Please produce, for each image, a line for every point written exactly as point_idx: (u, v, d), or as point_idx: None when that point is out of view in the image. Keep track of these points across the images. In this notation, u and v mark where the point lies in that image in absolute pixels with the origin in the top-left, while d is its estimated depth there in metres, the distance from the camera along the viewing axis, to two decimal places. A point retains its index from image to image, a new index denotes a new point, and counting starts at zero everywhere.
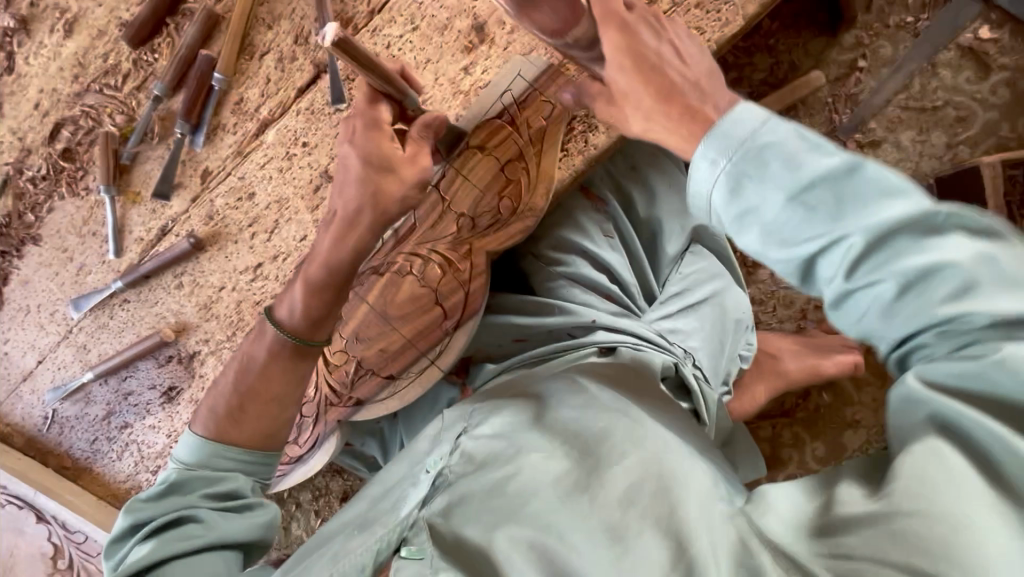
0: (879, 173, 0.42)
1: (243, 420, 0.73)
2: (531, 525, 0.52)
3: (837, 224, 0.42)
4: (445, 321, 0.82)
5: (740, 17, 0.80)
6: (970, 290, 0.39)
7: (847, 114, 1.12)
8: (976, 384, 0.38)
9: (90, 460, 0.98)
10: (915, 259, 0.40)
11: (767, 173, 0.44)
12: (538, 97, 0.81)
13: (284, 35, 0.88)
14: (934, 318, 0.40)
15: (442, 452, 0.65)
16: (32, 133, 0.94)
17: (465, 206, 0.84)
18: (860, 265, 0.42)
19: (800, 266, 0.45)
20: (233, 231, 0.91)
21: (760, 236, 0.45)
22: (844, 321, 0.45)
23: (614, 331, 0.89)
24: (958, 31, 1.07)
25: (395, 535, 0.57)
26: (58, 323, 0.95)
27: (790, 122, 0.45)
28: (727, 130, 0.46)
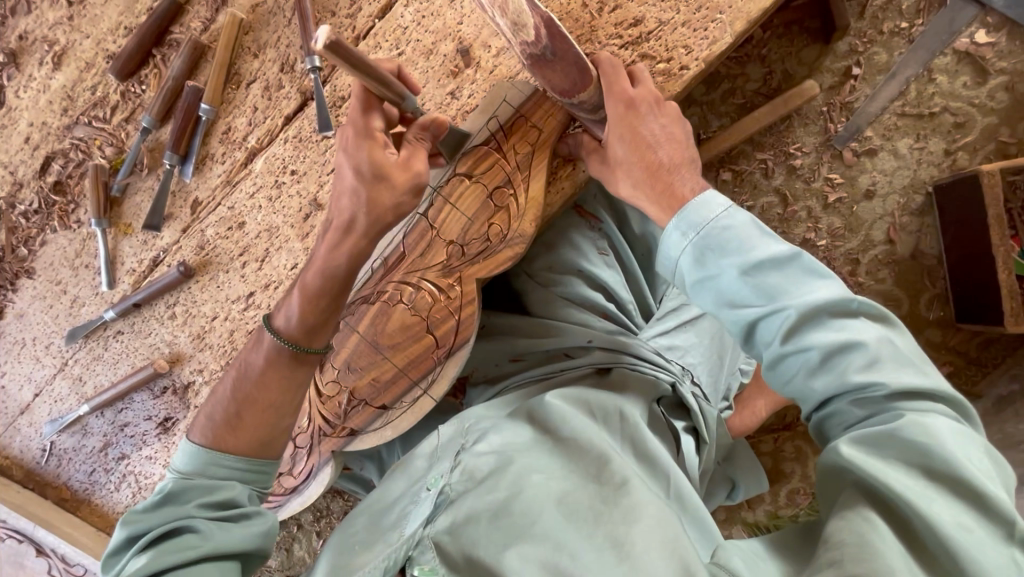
0: (811, 263, 0.53)
1: (242, 432, 0.72)
2: (541, 543, 0.55)
3: (777, 299, 0.52)
4: (436, 351, 0.83)
5: (727, 34, 0.79)
6: (873, 361, 0.49)
7: (843, 122, 1.10)
8: (884, 436, 0.46)
9: (90, 491, 0.98)
10: (832, 332, 0.50)
11: (729, 251, 0.54)
12: (523, 122, 0.80)
13: (270, 63, 0.88)
14: (846, 382, 0.49)
15: (442, 470, 0.65)
16: (23, 167, 0.94)
17: (454, 233, 0.84)
18: (794, 332, 0.51)
19: (745, 330, 0.54)
20: (224, 261, 0.91)
21: (716, 299, 0.56)
22: (776, 380, 0.54)
23: (611, 351, 0.87)
24: (956, 35, 1.05)
25: (402, 553, 0.59)
26: (54, 355, 0.95)
27: (749, 215, 0.56)
28: (695, 211, 0.57)
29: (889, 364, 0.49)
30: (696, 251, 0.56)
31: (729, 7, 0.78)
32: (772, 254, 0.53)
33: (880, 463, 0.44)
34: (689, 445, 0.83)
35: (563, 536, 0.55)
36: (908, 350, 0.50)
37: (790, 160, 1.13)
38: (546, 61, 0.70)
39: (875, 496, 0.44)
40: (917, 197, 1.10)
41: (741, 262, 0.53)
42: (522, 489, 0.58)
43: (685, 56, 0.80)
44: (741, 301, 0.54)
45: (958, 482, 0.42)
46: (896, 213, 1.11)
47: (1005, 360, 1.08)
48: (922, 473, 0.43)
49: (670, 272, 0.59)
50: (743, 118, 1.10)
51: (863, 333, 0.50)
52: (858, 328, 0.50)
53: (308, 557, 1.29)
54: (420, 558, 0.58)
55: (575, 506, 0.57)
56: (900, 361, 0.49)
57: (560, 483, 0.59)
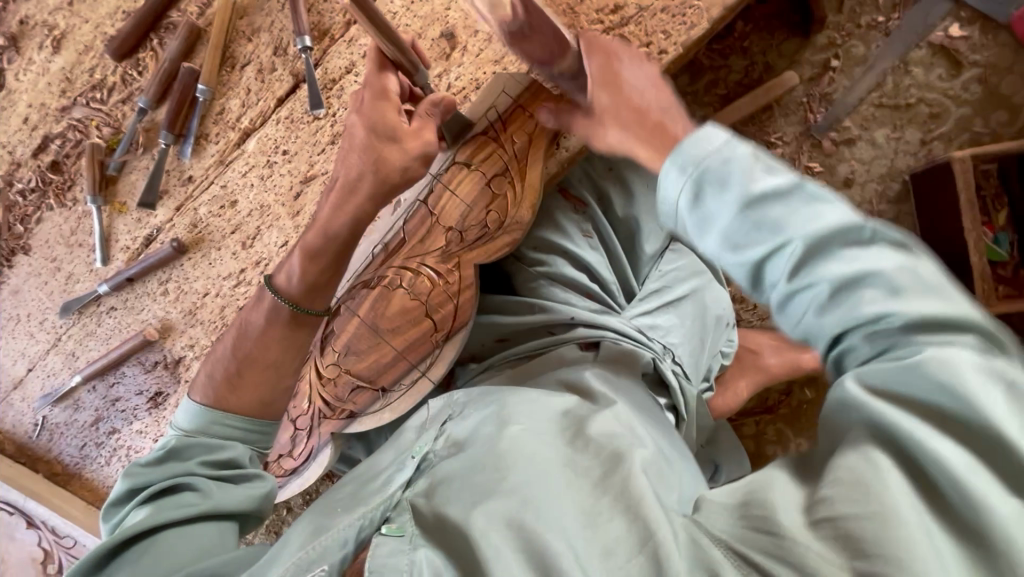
0: (819, 193, 0.44)
1: (244, 387, 0.75)
2: (507, 497, 0.52)
3: (783, 234, 0.43)
4: (435, 334, 0.85)
5: (705, 20, 0.82)
6: (897, 290, 0.40)
7: (823, 112, 1.14)
8: (890, 372, 0.39)
9: (80, 466, 0.99)
10: (847, 264, 0.42)
11: (733, 180, 0.45)
12: (521, 111, 0.83)
13: (264, 47, 0.91)
14: (859, 322, 0.41)
15: (427, 439, 0.68)
16: (21, 147, 0.97)
17: (453, 219, 0.87)
18: (801, 271, 0.43)
19: (751, 275, 0.47)
20: (217, 238, 0.93)
21: (715, 242, 0.47)
22: (788, 322, 0.46)
23: (594, 327, 0.90)
24: (930, 29, 1.09)
25: (376, 513, 0.58)
26: (48, 331, 0.97)
27: (753, 146, 0.47)
28: (695, 137, 0.48)
29: (913, 288, 0.40)
30: (691, 188, 0.47)
31: None
32: (778, 187, 0.44)
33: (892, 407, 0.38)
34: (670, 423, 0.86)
35: (529, 497, 0.51)
36: (934, 288, 0.40)
37: (771, 150, 1.16)
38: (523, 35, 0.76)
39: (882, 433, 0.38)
40: (893, 185, 1.13)
41: (734, 197, 0.45)
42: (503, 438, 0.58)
43: (664, 41, 0.83)
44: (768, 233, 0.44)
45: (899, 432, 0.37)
46: (874, 201, 1.14)
47: None
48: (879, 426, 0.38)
49: (664, 214, 0.50)
50: (725, 108, 1.14)
51: (879, 258, 0.41)
52: (877, 256, 0.41)
53: None
54: (395, 519, 0.57)
55: (552, 474, 0.53)
56: (925, 301, 0.40)
57: (548, 454, 0.56)
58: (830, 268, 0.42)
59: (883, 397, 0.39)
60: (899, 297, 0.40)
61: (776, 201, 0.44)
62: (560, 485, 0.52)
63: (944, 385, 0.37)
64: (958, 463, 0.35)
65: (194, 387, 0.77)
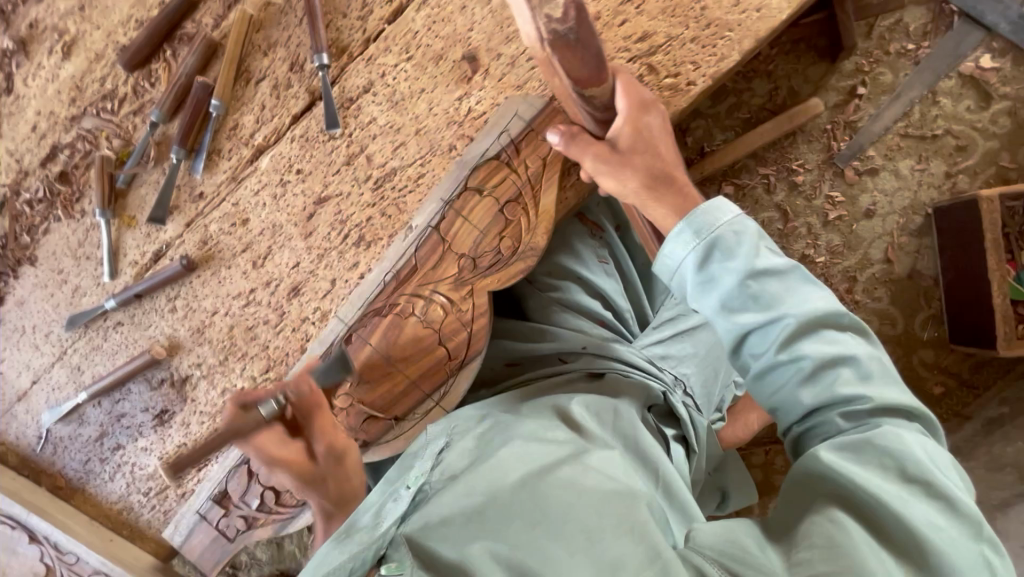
0: (804, 277, 0.62)
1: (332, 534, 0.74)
2: (510, 537, 0.54)
3: (777, 307, 0.60)
4: (448, 363, 0.82)
5: (735, 52, 0.81)
6: (861, 375, 0.57)
7: (846, 141, 1.11)
8: (855, 443, 0.54)
9: (83, 480, 0.97)
10: (824, 344, 0.59)
11: (747, 261, 0.62)
12: (536, 135, 0.82)
13: (280, 62, 0.89)
14: (819, 388, 0.58)
15: (421, 469, 0.67)
16: (29, 155, 0.95)
17: (466, 246, 0.83)
18: (788, 343, 0.59)
19: (740, 340, 0.62)
20: (227, 256, 0.91)
21: (719, 304, 0.63)
22: (764, 387, 0.63)
23: (604, 357, 0.88)
24: (959, 59, 1.07)
25: (372, 549, 0.58)
26: (53, 344, 0.96)
27: (755, 225, 0.65)
28: (711, 212, 0.65)
29: (868, 370, 0.58)
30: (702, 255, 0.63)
31: (738, 26, 0.81)
32: (776, 267, 0.62)
33: (858, 467, 0.52)
34: (680, 456, 0.82)
35: (531, 541, 0.54)
36: (887, 367, 0.59)
37: (792, 177, 1.13)
38: (566, 44, 0.64)
39: (847, 501, 0.51)
40: (916, 218, 1.11)
41: (745, 267, 0.61)
42: (497, 473, 0.60)
43: (692, 71, 0.81)
44: (764, 306, 0.61)
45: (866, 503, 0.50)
46: (895, 233, 1.12)
47: (997, 382, 1.09)
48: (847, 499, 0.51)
49: (674, 269, 0.66)
50: (746, 134, 1.11)
51: (851, 347, 0.59)
52: (847, 344, 0.59)
53: (298, 552, 1.30)
54: (392, 555, 0.57)
55: (556, 512, 0.55)
56: (884, 380, 0.58)
57: (551, 489, 0.57)
58: (820, 343, 0.59)
59: (850, 458, 0.53)
60: (864, 379, 0.57)
61: (772, 286, 0.61)
62: (569, 504, 0.56)
63: (890, 449, 0.52)
64: (919, 522, 0.48)
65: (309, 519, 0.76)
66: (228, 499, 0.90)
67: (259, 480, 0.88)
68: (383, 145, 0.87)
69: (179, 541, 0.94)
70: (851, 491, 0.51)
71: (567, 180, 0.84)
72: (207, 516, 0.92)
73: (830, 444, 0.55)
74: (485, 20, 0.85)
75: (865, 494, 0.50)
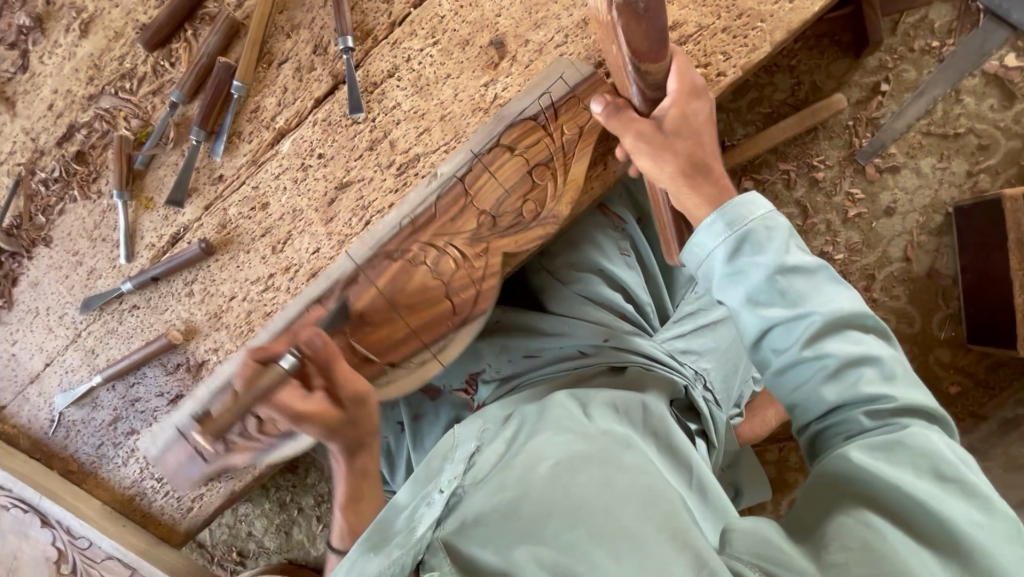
0: (831, 275, 0.61)
1: (363, 511, 0.76)
2: (550, 543, 0.55)
3: (804, 304, 0.59)
4: (451, 318, 0.83)
5: (766, 43, 0.80)
6: (884, 376, 0.57)
7: (868, 137, 1.10)
8: (882, 441, 0.53)
9: (96, 465, 0.96)
10: (849, 343, 0.58)
11: (775, 255, 0.60)
12: (579, 102, 0.82)
13: (303, 44, 0.87)
14: (844, 386, 0.57)
15: (454, 473, 0.67)
16: (45, 134, 0.93)
17: (489, 203, 0.83)
18: (814, 339, 0.58)
19: (763, 334, 0.61)
20: (246, 240, 0.90)
21: (745, 297, 0.61)
22: (783, 383, 0.61)
23: (625, 351, 0.87)
24: (984, 57, 1.06)
25: (410, 557, 0.57)
26: (67, 326, 0.95)
27: (786, 219, 0.63)
28: (743, 204, 0.63)
29: (889, 372, 0.57)
30: (732, 247, 0.62)
31: (770, 17, 0.80)
32: (804, 263, 0.60)
33: (890, 466, 0.51)
34: (702, 451, 0.83)
35: (569, 541, 0.55)
36: (908, 368, 0.59)
37: (812, 173, 1.13)
38: (634, 14, 0.69)
39: (875, 501, 0.50)
40: (936, 217, 1.11)
41: (774, 262, 0.60)
42: (529, 478, 0.61)
43: (723, 62, 0.80)
44: (790, 302, 0.59)
45: (898, 503, 0.49)
46: (915, 231, 1.12)
47: (1012, 383, 1.10)
48: (874, 502, 0.50)
49: (702, 261, 0.65)
50: (768, 128, 1.11)
51: (875, 349, 0.58)
52: (871, 345, 0.58)
53: (307, 542, 1.29)
54: (432, 562, 0.57)
55: (589, 510, 0.57)
56: (907, 381, 0.57)
57: (583, 488, 0.59)
58: (845, 343, 0.58)
59: (880, 458, 0.52)
60: (886, 381, 0.57)
61: (799, 282, 0.60)
62: (605, 503, 0.57)
63: (919, 450, 0.52)
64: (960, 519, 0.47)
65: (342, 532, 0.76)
66: (206, 418, 0.78)
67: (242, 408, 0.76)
68: (407, 131, 0.86)
69: (154, 453, 0.83)
70: (882, 490, 0.50)
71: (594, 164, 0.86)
72: (183, 433, 0.80)
73: (858, 442, 0.54)
74: (513, 6, 0.84)
75: (897, 493, 0.49)
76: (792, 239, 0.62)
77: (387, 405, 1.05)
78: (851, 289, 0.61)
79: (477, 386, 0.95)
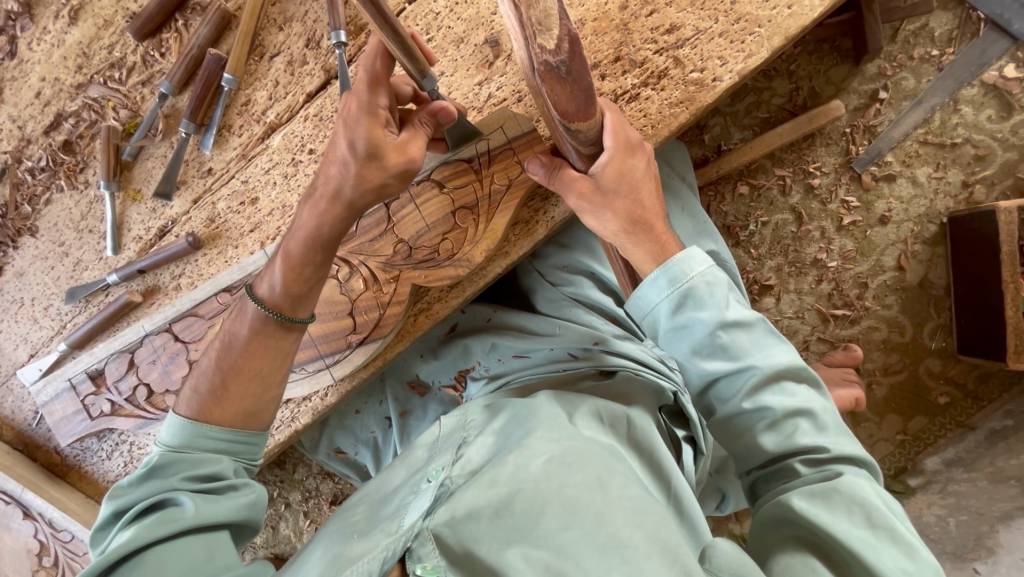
0: (767, 329, 0.64)
1: (228, 408, 0.72)
2: (540, 547, 0.56)
3: (742, 357, 0.61)
4: (351, 335, 0.86)
5: (764, 49, 0.78)
6: (818, 428, 0.60)
7: (865, 146, 1.10)
8: (819, 487, 0.55)
9: (79, 459, 0.95)
10: (786, 396, 0.60)
11: (717, 307, 0.62)
12: (510, 154, 0.80)
13: (296, 37, 0.86)
14: (781, 438, 0.59)
15: (443, 463, 0.68)
16: (32, 122, 0.92)
17: (408, 234, 0.84)
18: (754, 392, 0.60)
19: (707, 384, 0.63)
20: (234, 234, 0.89)
21: (688, 351, 0.63)
22: (725, 433, 0.63)
23: (615, 355, 0.86)
24: (984, 67, 1.05)
25: (397, 544, 0.58)
26: (53, 317, 0.94)
27: (726, 275, 0.64)
28: (686, 259, 0.64)
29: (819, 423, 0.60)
30: (677, 301, 0.63)
31: (768, 22, 0.78)
32: (742, 319, 0.62)
33: (829, 514, 0.53)
34: (687, 457, 0.83)
35: (560, 543, 0.56)
36: (839, 419, 0.62)
37: (808, 179, 1.12)
38: (558, 78, 0.60)
39: (815, 544, 0.52)
40: (930, 226, 1.11)
41: (716, 318, 0.61)
42: (520, 478, 0.61)
43: (719, 67, 0.79)
44: (728, 355, 0.61)
45: (836, 549, 0.51)
46: (908, 240, 1.11)
47: (1002, 394, 1.09)
48: (817, 547, 0.52)
49: (647, 313, 0.66)
50: (765, 133, 1.10)
51: (809, 399, 0.61)
52: (806, 396, 0.61)
53: (294, 537, 1.29)
54: (420, 553, 0.57)
55: (581, 511, 0.57)
56: (839, 431, 0.60)
57: (576, 489, 0.59)
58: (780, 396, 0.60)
59: (820, 504, 0.54)
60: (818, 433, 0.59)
61: (738, 334, 0.62)
62: (596, 510, 0.57)
63: (855, 497, 0.54)
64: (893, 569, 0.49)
65: (182, 401, 0.74)
66: (103, 379, 0.91)
67: (138, 372, 0.89)
68: None
69: (42, 399, 0.93)
70: (821, 536, 0.52)
71: (526, 210, 0.84)
72: (76, 389, 0.91)
73: (800, 490, 0.56)
74: None
75: (836, 540, 0.51)
76: (731, 293, 0.64)
77: (375, 402, 1.06)
78: (788, 342, 0.64)
79: (465, 383, 0.96)
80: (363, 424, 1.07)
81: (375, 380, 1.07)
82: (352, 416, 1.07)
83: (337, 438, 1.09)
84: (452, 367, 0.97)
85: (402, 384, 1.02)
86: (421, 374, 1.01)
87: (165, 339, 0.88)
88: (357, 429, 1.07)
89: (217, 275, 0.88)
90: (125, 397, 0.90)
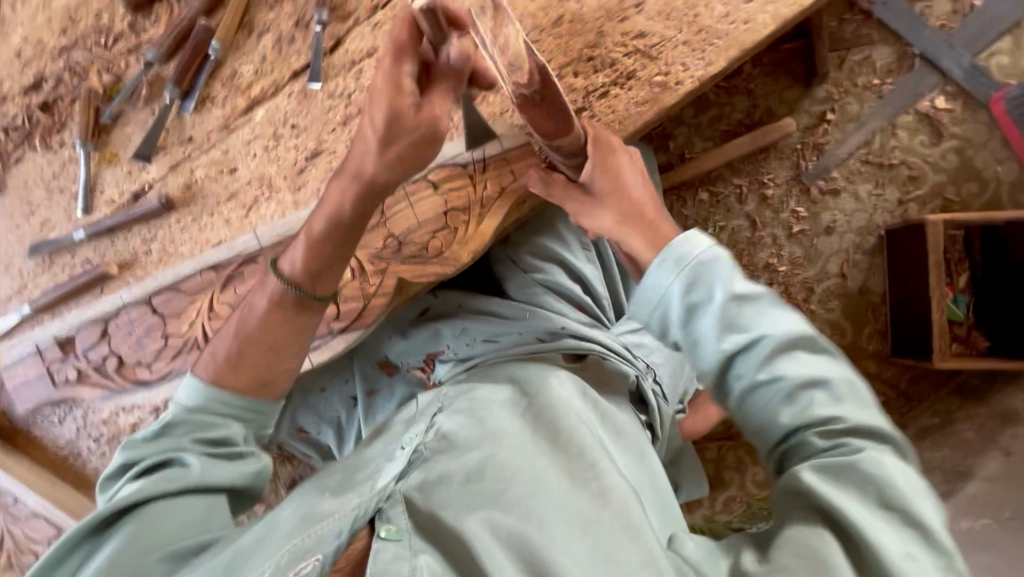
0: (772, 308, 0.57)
1: (236, 372, 0.73)
2: (501, 509, 0.60)
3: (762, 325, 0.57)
4: (333, 322, 0.89)
5: (722, 59, 0.86)
6: (834, 398, 0.55)
7: (814, 161, 1.19)
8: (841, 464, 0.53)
9: (31, 424, 0.94)
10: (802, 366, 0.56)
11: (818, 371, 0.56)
12: (505, 165, 0.85)
13: (285, 16, 0.89)
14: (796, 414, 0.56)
15: (418, 431, 0.69)
16: (10, 81, 0.92)
17: (400, 229, 0.88)
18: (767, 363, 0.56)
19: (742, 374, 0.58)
20: (211, 203, 0.90)
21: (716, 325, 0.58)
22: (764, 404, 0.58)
23: (581, 339, 0.89)
24: (918, 97, 1.15)
25: (368, 504, 0.58)
26: (16, 277, 0.93)
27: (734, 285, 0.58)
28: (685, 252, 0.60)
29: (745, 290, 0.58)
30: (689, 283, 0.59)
31: (727, 35, 0.86)
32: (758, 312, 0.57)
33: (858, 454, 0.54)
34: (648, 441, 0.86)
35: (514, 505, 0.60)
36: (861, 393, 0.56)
37: (763, 190, 1.21)
38: None
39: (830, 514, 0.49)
40: (870, 238, 1.20)
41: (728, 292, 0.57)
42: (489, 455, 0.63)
43: (682, 72, 0.86)
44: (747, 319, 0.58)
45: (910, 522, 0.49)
46: (851, 250, 1.20)
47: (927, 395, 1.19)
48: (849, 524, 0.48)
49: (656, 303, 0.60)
50: (725, 144, 1.19)
51: (826, 369, 0.56)
52: (825, 365, 0.56)
53: None
54: (388, 514, 0.58)
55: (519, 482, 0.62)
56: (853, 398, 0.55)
57: (521, 463, 0.63)
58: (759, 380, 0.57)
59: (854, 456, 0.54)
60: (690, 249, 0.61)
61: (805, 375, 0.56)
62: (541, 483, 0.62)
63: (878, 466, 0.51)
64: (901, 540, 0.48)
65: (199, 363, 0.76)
66: (72, 346, 0.90)
67: (109, 342, 0.89)
68: None
69: (7, 362, 0.93)
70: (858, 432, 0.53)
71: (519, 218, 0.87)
72: (42, 353, 0.91)
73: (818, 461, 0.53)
74: None
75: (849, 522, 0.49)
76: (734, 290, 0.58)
77: (342, 380, 1.06)
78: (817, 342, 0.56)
79: (433, 365, 0.97)
80: (327, 403, 1.07)
81: (343, 359, 1.07)
82: (317, 396, 1.08)
83: (300, 417, 1.09)
84: (422, 348, 0.98)
85: (371, 363, 1.03)
86: (390, 355, 1.01)
87: (142, 312, 0.89)
88: (320, 408, 1.08)
89: (204, 252, 0.89)
90: (93, 365, 0.89)
